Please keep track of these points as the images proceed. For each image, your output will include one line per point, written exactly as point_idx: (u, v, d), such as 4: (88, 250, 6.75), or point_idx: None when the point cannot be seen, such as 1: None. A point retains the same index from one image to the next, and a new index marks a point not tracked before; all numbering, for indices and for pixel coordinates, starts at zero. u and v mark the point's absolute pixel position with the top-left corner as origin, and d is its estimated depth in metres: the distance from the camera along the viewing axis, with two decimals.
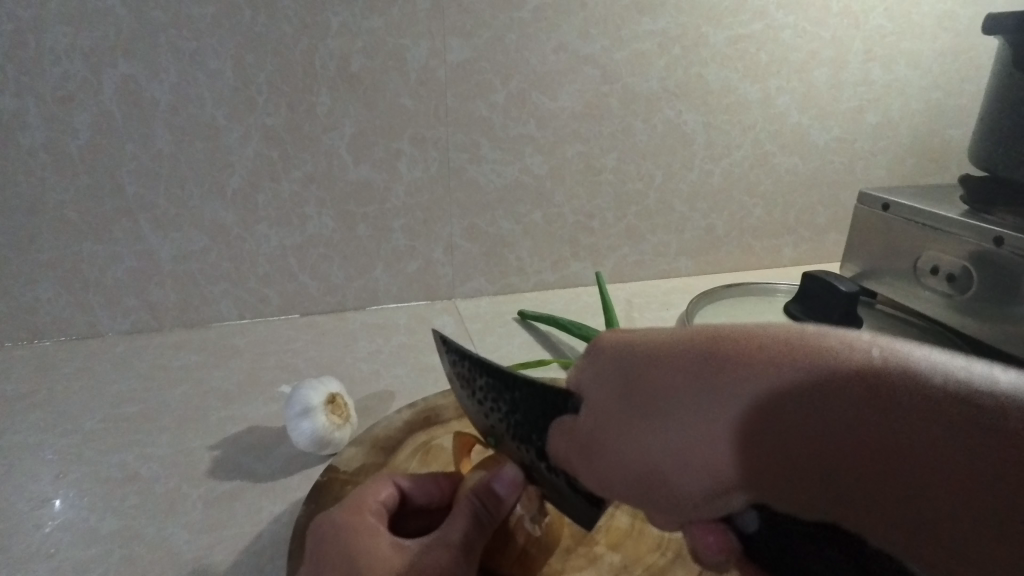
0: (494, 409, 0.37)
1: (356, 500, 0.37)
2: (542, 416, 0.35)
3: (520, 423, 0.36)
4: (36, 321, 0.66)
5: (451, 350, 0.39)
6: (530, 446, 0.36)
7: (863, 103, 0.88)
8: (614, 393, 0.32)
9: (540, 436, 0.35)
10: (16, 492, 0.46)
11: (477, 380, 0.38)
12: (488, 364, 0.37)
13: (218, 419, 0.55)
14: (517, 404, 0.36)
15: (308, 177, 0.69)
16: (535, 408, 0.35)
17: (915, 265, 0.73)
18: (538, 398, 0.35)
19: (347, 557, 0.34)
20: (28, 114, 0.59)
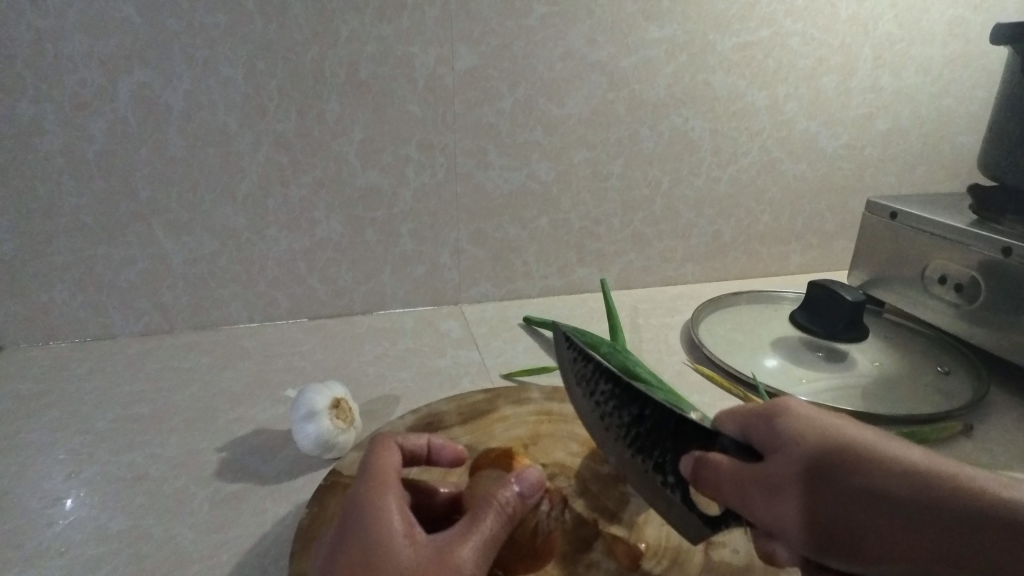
0: (615, 416, 0.43)
1: (377, 472, 0.38)
2: (668, 436, 0.42)
3: (643, 434, 0.42)
4: (51, 322, 0.68)
5: (575, 349, 0.45)
6: (648, 457, 0.42)
7: (872, 110, 0.87)
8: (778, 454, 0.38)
9: (661, 452, 0.42)
10: (29, 490, 0.47)
11: (585, 365, 0.44)
12: (617, 375, 0.43)
13: (226, 421, 0.56)
14: (646, 419, 0.42)
15: (317, 182, 0.70)
16: (661, 426, 0.42)
17: (923, 274, 0.73)
18: (667, 418, 0.41)
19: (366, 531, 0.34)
20: (46, 121, 0.61)
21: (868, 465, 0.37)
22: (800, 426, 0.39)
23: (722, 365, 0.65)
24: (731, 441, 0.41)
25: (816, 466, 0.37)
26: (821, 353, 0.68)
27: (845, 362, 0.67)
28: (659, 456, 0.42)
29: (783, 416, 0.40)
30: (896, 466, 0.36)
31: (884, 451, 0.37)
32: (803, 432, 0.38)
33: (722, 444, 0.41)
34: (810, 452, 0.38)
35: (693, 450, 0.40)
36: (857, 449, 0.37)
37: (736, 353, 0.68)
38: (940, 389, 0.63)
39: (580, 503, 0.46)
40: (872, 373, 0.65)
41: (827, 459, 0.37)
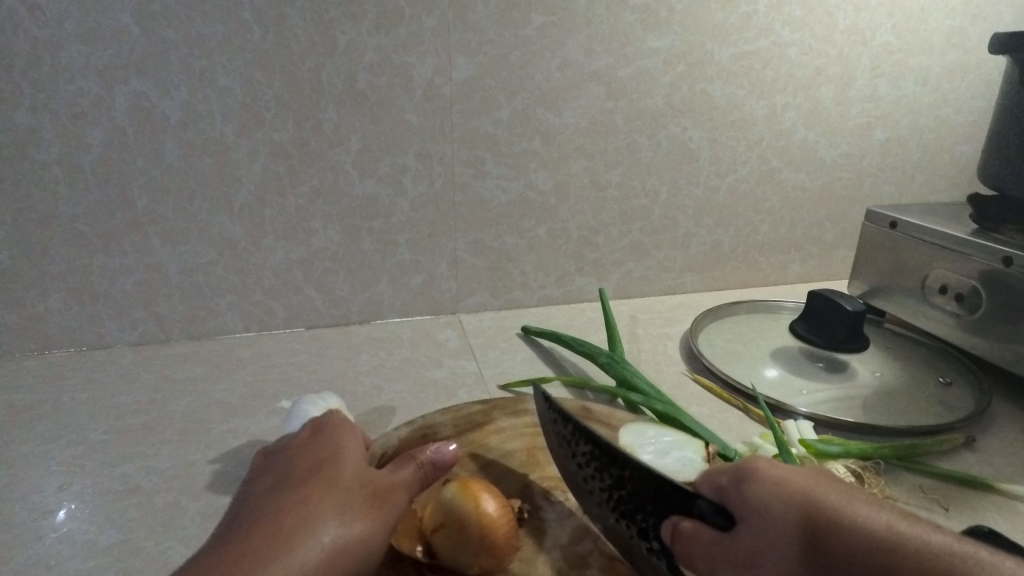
0: (597, 477, 0.41)
1: (342, 430, 0.45)
2: (650, 498, 0.39)
3: (625, 497, 0.39)
4: (46, 332, 0.67)
5: (555, 410, 0.45)
6: (633, 523, 0.39)
7: (870, 119, 0.87)
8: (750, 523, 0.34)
9: (644, 516, 0.39)
10: (19, 502, 0.46)
11: (564, 427, 0.43)
12: (593, 434, 0.41)
13: (220, 432, 0.55)
14: (626, 481, 0.39)
15: (315, 192, 0.70)
16: (642, 489, 0.39)
17: (924, 284, 0.72)
18: (647, 482, 0.38)
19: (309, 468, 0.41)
20: (42, 130, 0.60)
21: (835, 536, 0.31)
22: (767, 493, 0.34)
23: (722, 376, 0.64)
24: (708, 506, 0.36)
25: (779, 540, 0.33)
26: (821, 363, 0.68)
27: (845, 373, 0.66)
28: (642, 521, 0.39)
29: (751, 483, 0.35)
30: (864, 532, 0.31)
31: (860, 516, 0.31)
32: (772, 496, 0.34)
33: (699, 510, 0.36)
34: (777, 524, 0.33)
35: (671, 517, 0.37)
36: (829, 519, 0.32)
37: (735, 363, 0.68)
38: (941, 400, 0.62)
39: (580, 519, 0.46)
40: (873, 384, 0.65)
41: (798, 527, 0.32)
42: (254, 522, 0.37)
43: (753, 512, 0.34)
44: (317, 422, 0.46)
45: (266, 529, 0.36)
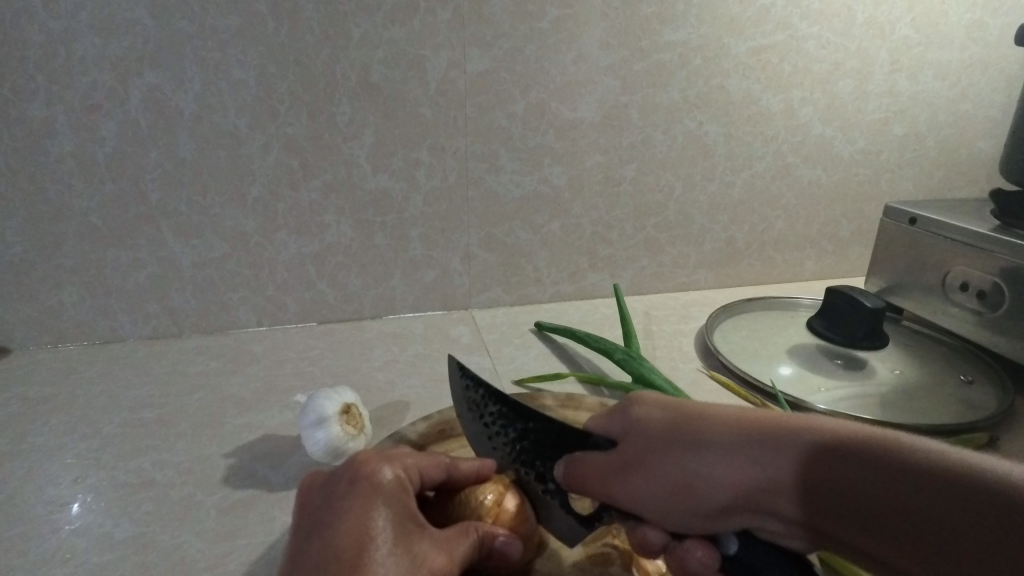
0: (502, 434, 0.42)
1: (394, 492, 0.35)
2: (549, 446, 0.41)
3: (527, 447, 0.42)
4: (60, 325, 0.67)
5: (467, 377, 0.43)
6: (532, 468, 0.42)
7: (888, 114, 0.86)
8: (636, 432, 0.38)
9: (543, 461, 0.41)
10: (34, 495, 0.46)
11: (476, 392, 0.43)
12: (502, 395, 0.42)
13: (234, 426, 0.55)
14: (529, 433, 0.42)
15: (328, 186, 0.69)
16: (544, 438, 0.41)
17: (944, 281, 0.71)
18: (549, 431, 0.41)
19: (341, 555, 0.31)
20: (56, 123, 0.60)
21: (699, 426, 0.36)
22: (650, 409, 0.38)
23: (739, 372, 0.64)
24: (603, 439, 0.40)
25: (658, 438, 0.37)
26: (840, 360, 0.67)
27: (864, 370, 0.65)
28: (541, 466, 0.41)
29: (636, 406, 0.39)
30: (726, 419, 0.35)
31: (724, 410, 0.36)
32: (649, 413, 0.38)
33: (595, 443, 0.40)
34: (649, 432, 0.37)
35: (565, 456, 0.40)
36: (696, 414, 0.37)
37: (753, 361, 0.67)
38: (964, 399, 0.61)
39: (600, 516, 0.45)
40: (892, 381, 0.64)
41: (674, 428, 0.37)
42: None
43: (634, 427, 0.38)
44: (366, 467, 0.35)
45: None
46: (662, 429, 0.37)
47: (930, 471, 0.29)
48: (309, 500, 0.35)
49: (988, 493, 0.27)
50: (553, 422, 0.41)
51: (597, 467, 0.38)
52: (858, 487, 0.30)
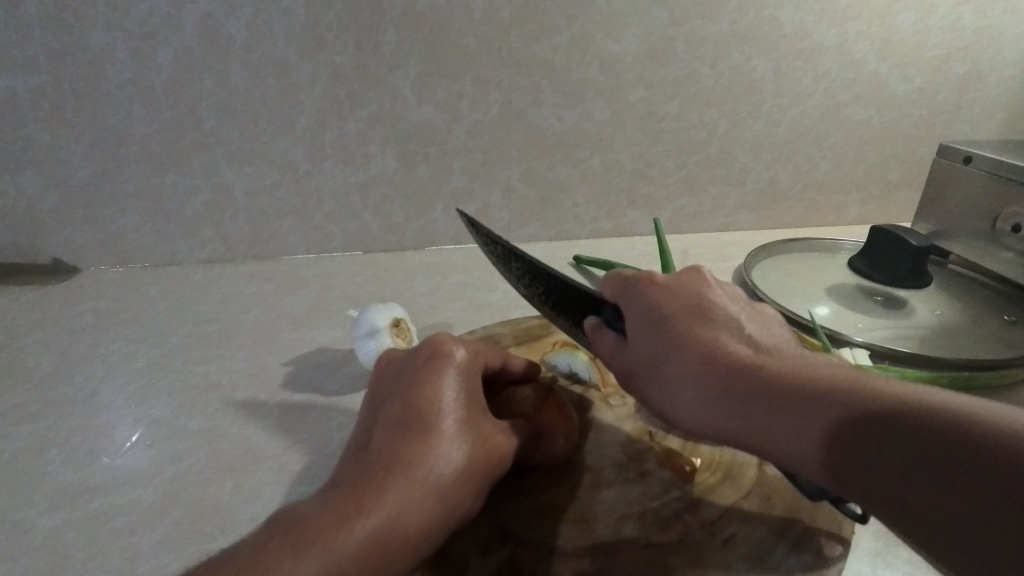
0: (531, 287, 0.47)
1: (466, 369, 0.38)
2: (575, 300, 0.46)
3: (557, 301, 0.46)
4: (125, 247, 0.72)
5: (482, 236, 0.47)
6: (567, 316, 0.47)
7: (950, 51, 0.82)
8: (671, 361, 0.38)
9: (574, 312, 0.46)
10: (115, 392, 0.51)
11: (496, 249, 0.47)
12: (520, 253, 0.45)
13: (290, 339, 0.59)
14: (553, 290, 0.46)
15: (373, 116, 0.71)
16: (568, 293, 0.45)
17: (994, 223, 0.69)
18: (570, 289, 0.45)
19: (418, 417, 0.35)
20: (116, 50, 0.62)
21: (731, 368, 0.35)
22: (689, 342, 0.38)
23: (777, 306, 0.65)
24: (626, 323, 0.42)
25: (689, 372, 0.37)
26: (879, 298, 0.67)
27: (903, 309, 0.65)
28: (574, 315, 0.46)
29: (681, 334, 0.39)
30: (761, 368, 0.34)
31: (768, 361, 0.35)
32: (689, 346, 0.38)
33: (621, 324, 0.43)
34: (683, 363, 0.38)
35: (591, 318, 0.45)
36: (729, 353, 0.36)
37: (791, 297, 0.68)
38: (1006, 338, 0.61)
39: (637, 420, 0.45)
40: (933, 320, 0.64)
41: (706, 365, 0.36)
42: (341, 483, 0.32)
43: (673, 358, 0.38)
44: (441, 346, 0.39)
45: (354, 491, 0.31)
46: (695, 364, 0.37)
47: (934, 432, 0.25)
48: (386, 372, 0.40)
49: (991, 466, 0.23)
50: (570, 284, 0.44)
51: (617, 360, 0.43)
52: (853, 442, 0.28)
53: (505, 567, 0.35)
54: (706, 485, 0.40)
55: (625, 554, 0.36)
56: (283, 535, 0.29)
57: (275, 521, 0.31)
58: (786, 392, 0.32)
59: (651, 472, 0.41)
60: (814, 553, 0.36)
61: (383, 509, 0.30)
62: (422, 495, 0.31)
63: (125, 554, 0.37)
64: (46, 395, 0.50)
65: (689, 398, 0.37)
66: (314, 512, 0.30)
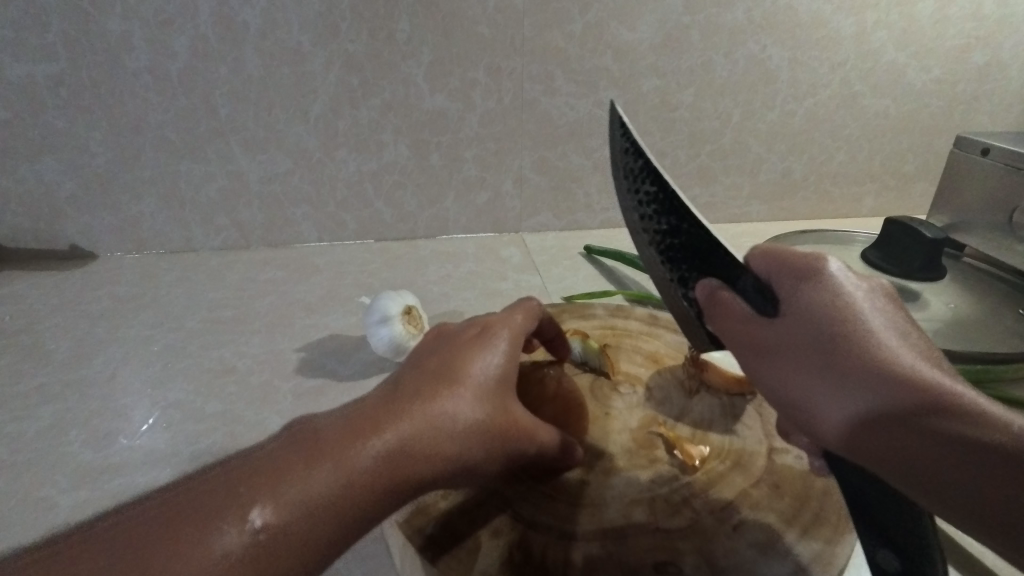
0: (652, 220, 0.40)
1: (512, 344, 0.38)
2: (697, 253, 0.38)
3: (672, 245, 0.39)
4: (141, 234, 0.73)
5: (627, 141, 0.41)
6: (675, 269, 0.39)
7: (971, 40, 0.81)
8: (788, 326, 0.32)
9: (688, 266, 0.39)
10: (133, 375, 0.52)
11: (636, 160, 0.41)
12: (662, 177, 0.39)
13: (303, 325, 0.59)
14: (679, 231, 0.39)
15: (386, 104, 0.71)
16: (693, 240, 0.38)
17: (1012, 217, 0.69)
18: (700, 235, 0.38)
19: (453, 374, 0.35)
20: (133, 37, 0.63)
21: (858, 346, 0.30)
22: (821, 302, 0.31)
23: None
24: (751, 283, 0.35)
25: (804, 342, 0.31)
26: (893, 291, 0.66)
27: (916, 301, 0.65)
28: (686, 270, 0.39)
29: (810, 290, 0.32)
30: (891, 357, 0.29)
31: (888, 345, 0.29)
32: (820, 307, 0.31)
33: (742, 286, 0.35)
34: (808, 330, 0.31)
35: (710, 280, 0.37)
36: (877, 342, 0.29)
37: None
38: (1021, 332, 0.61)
39: (646, 408, 0.46)
40: (946, 313, 0.63)
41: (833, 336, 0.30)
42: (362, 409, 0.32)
43: (795, 318, 0.32)
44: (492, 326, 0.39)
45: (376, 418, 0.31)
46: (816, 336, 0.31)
47: None
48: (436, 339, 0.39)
49: None
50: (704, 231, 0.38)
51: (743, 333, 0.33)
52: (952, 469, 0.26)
53: (515, 548, 0.35)
54: (716, 473, 0.40)
55: (634, 537, 0.36)
56: (299, 442, 0.29)
57: (290, 431, 0.31)
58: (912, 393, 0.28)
59: (661, 459, 0.41)
60: (822, 541, 0.36)
61: (400, 436, 0.31)
62: (439, 437, 0.32)
63: None
64: (66, 377, 0.51)
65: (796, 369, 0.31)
66: (333, 427, 0.30)
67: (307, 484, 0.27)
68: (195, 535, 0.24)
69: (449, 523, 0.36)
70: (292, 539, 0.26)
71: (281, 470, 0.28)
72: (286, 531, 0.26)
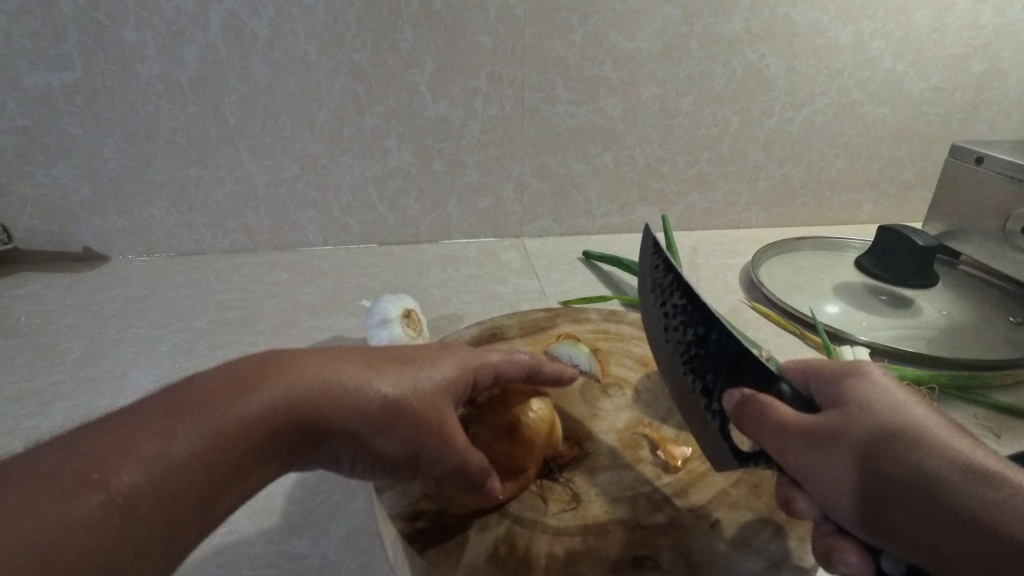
0: (678, 330, 0.42)
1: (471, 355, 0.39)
2: (731, 364, 0.40)
3: (702, 356, 0.41)
4: (152, 237, 0.75)
5: (657, 256, 0.44)
6: (699, 379, 0.41)
7: (968, 49, 0.81)
8: (834, 414, 0.34)
9: (713, 377, 0.41)
10: (141, 374, 0.54)
11: (664, 275, 0.43)
12: (693, 292, 0.42)
13: (307, 327, 0.61)
14: (710, 342, 0.41)
15: (390, 112, 0.73)
16: (724, 352, 0.40)
17: (1006, 225, 0.69)
18: (731, 348, 0.40)
19: (400, 356, 0.37)
20: (146, 47, 0.65)
21: (913, 432, 0.31)
22: (872, 392, 0.34)
23: (781, 304, 0.66)
24: (789, 390, 0.38)
25: (859, 424, 0.32)
26: (885, 298, 0.68)
27: (908, 308, 0.66)
28: (710, 380, 0.41)
29: (856, 381, 0.35)
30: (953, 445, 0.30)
31: (949, 434, 0.31)
32: (872, 398, 0.33)
33: (778, 390, 0.38)
34: (858, 417, 0.33)
35: (739, 391, 0.37)
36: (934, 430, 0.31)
37: (796, 295, 0.68)
38: (1011, 339, 0.61)
39: (634, 409, 0.47)
40: (938, 320, 0.64)
41: (888, 425, 0.32)
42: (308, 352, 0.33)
43: (843, 407, 0.34)
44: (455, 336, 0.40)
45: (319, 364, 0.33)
46: (871, 421, 0.32)
47: None
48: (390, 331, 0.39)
49: None
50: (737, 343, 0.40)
51: (793, 419, 0.34)
52: None
53: (501, 542, 0.37)
54: (696, 473, 0.42)
55: (615, 534, 0.37)
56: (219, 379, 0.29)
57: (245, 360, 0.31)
58: (979, 479, 0.29)
59: (644, 458, 0.43)
60: (797, 537, 0.37)
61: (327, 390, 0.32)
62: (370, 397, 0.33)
63: None
64: (78, 374, 0.53)
65: (851, 453, 0.32)
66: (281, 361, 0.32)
67: (239, 414, 0.29)
68: (97, 450, 0.25)
69: (438, 518, 0.38)
70: (212, 460, 0.27)
71: (205, 401, 0.28)
72: (204, 456, 0.27)
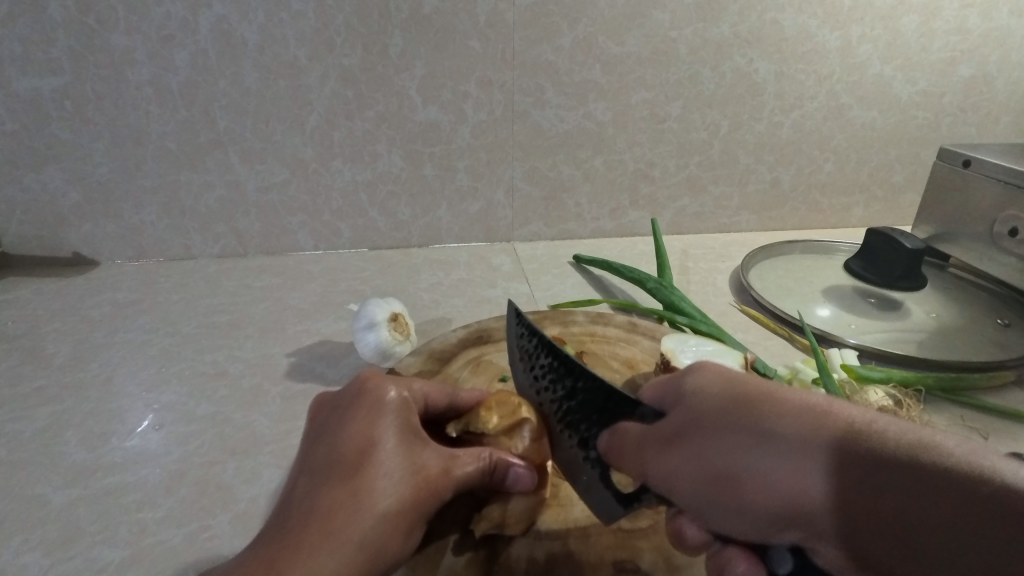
0: (548, 390, 0.40)
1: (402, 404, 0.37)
2: (598, 409, 0.38)
3: (573, 409, 0.39)
4: (142, 241, 0.75)
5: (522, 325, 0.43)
6: (576, 433, 0.38)
7: (956, 53, 0.82)
8: (683, 415, 0.34)
9: (588, 427, 0.38)
10: (128, 378, 0.53)
11: (529, 340, 0.42)
12: (555, 347, 0.40)
13: (295, 331, 0.61)
14: (577, 393, 0.38)
15: (380, 117, 0.73)
16: (592, 399, 0.38)
17: (993, 228, 0.69)
18: (597, 392, 0.38)
19: (349, 450, 0.34)
20: (135, 51, 0.65)
21: (751, 410, 0.32)
22: (707, 381, 0.34)
23: (770, 307, 0.66)
24: (651, 410, 0.36)
25: (708, 417, 0.33)
26: (873, 300, 0.68)
27: (895, 310, 0.66)
28: (585, 431, 0.38)
29: (693, 374, 0.35)
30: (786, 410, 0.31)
31: (782, 397, 0.31)
32: (709, 388, 0.34)
33: (642, 414, 0.36)
34: (705, 411, 0.33)
35: (609, 434, 0.37)
36: (769, 392, 0.32)
37: (785, 298, 0.69)
38: (997, 340, 0.62)
39: None
40: (925, 322, 0.64)
41: (729, 412, 0.32)
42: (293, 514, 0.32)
43: (687, 405, 0.34)
44: (369, 383, 0.38)
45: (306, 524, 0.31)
46: (716, 412, 0.33)
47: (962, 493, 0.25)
48: (319, 413, 0.39)
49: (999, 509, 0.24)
50: (600, 386, 0.37)
51: (647, 433, 0.35)
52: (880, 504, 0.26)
53: (482, 546, 0.37)
54: None
55: (596, 538, 0.38)
56: None
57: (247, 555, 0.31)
58: (809, 439, 0.29)
59: None
60: None
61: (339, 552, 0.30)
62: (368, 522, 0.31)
63: (130, 528, 0.39)
64: (64, 379, 0.53)
65: (706, 453, 0.33)
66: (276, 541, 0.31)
67: None
68: None
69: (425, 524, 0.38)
70: None
71: None
72: None
